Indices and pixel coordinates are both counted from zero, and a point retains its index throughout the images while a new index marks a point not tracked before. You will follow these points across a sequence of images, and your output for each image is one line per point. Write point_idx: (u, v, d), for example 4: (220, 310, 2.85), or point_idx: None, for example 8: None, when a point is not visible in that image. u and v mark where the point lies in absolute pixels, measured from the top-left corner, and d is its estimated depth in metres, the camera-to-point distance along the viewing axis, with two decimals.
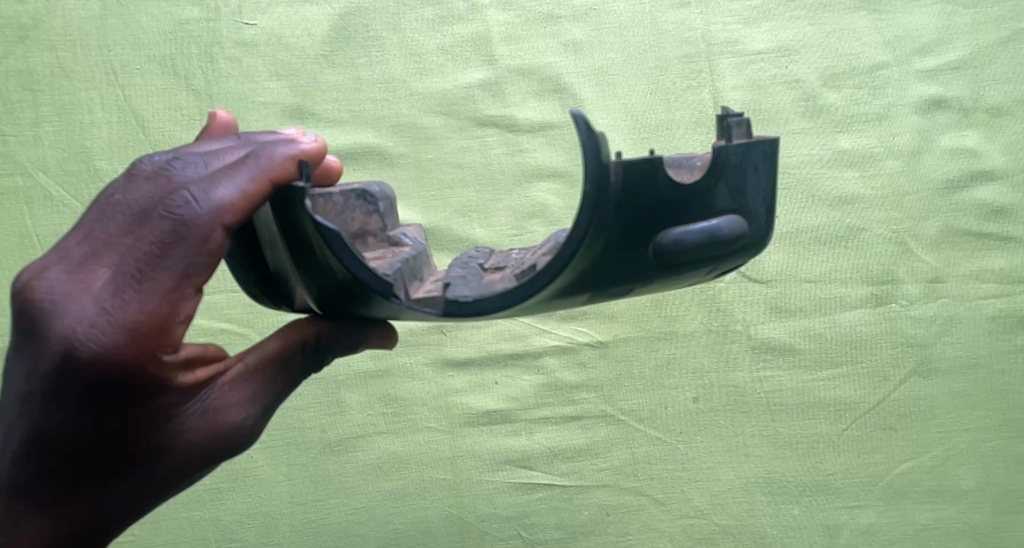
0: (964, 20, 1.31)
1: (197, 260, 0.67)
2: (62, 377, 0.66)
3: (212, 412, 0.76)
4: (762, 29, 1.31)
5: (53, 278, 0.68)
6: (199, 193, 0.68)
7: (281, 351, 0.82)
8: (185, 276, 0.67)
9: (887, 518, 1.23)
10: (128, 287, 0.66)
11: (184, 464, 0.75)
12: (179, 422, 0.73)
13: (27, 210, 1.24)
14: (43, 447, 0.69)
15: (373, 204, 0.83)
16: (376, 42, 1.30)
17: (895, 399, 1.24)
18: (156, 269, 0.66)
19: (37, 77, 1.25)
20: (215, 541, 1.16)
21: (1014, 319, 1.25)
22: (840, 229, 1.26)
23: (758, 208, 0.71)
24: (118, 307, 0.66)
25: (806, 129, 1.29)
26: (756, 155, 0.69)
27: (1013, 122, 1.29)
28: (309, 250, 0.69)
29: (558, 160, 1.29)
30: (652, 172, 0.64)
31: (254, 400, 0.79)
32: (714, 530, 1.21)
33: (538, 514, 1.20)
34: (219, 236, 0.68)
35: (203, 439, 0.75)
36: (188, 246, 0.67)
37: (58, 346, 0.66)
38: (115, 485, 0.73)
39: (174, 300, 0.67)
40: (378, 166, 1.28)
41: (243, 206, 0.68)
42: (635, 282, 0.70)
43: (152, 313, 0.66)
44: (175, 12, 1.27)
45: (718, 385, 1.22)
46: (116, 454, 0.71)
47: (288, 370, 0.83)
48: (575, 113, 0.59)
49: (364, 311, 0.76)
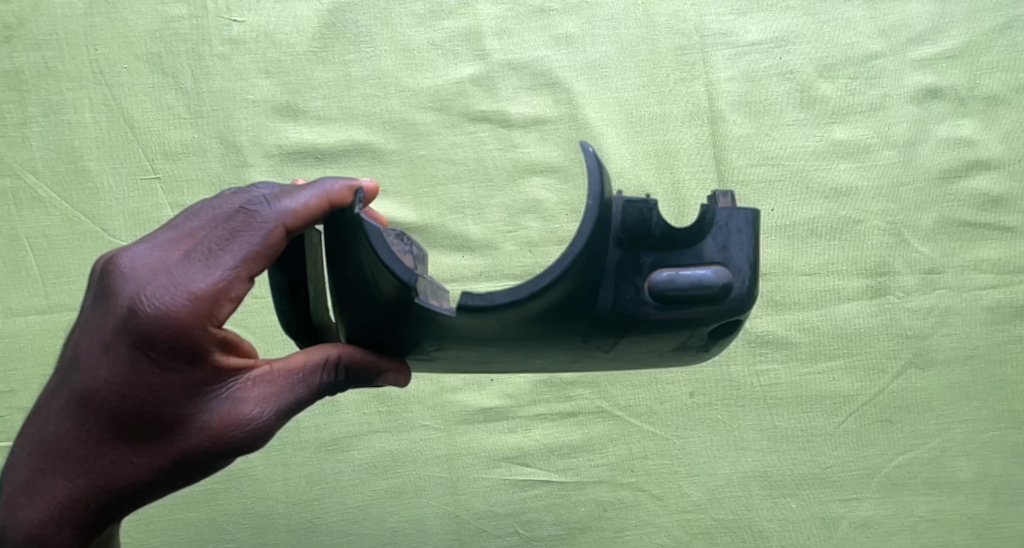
0: (958, 9, 1.31)
1: (258, 252, 0.70)
2: (115, 336, 0.68)
3: (230, 400, 0.72)
4: (755, 20, 1.31)
5: (130, 252, 0.70)
6: (272, 197, 0.72)
7: (308, 362, 0.76)
8: (244, 264, 0.69)
9: (886, 511, 1.19)
10: (194, 263, 0.69)
11: (194, 453, 0.71)
12: (199, 402, 0.70)
13: (16, 211, 1.21)
14: (80, 408, 0.70)
15: (408, 245, 0.74)
16: (366, 38, 1.29)
17: (893, 391, 1.22)
18: (222, 252, 0.69)
19: (24, 77, 1.24)
20: (209, 541, 1.14)
21: (1011, 310, 1.24)
22: (836, 221, 1.26)
23: (749, 270, 0.68)
24: (181, 278, 0.68)
25: (799, 121, 1.28)
26: (741, 220, 0.68)
27: (1010, 110, 1.28)
28: (350, 255, 0.70)
29: (552, 154, 1.27)
30: (646, 216, 0.65)
31: (274, 401, 0.74)
32: (711, 525, 1.18)
33: (535, 512, 1.17)
34: (280, 236, 0.71)
35: (216, 426, 0.71)
36: (253, 236, 0.70)
37: (119, 307, 0.68)
38: (123, 463, 0.71)
39: (230, 282, 0.68)
40: (369, 163, 1.25)
41: (306, 214, 0.71)
42: (623, 329, 0.69)
43: (207, 288, 0.67)
44: (163, 11, 1.27)
45: (714, 379, 1.22)
46: (135, 425, 0.69)
47: (311, 385, 0.76)
48: (585, 146, 0.63)
49: (396, 331, 0.74)
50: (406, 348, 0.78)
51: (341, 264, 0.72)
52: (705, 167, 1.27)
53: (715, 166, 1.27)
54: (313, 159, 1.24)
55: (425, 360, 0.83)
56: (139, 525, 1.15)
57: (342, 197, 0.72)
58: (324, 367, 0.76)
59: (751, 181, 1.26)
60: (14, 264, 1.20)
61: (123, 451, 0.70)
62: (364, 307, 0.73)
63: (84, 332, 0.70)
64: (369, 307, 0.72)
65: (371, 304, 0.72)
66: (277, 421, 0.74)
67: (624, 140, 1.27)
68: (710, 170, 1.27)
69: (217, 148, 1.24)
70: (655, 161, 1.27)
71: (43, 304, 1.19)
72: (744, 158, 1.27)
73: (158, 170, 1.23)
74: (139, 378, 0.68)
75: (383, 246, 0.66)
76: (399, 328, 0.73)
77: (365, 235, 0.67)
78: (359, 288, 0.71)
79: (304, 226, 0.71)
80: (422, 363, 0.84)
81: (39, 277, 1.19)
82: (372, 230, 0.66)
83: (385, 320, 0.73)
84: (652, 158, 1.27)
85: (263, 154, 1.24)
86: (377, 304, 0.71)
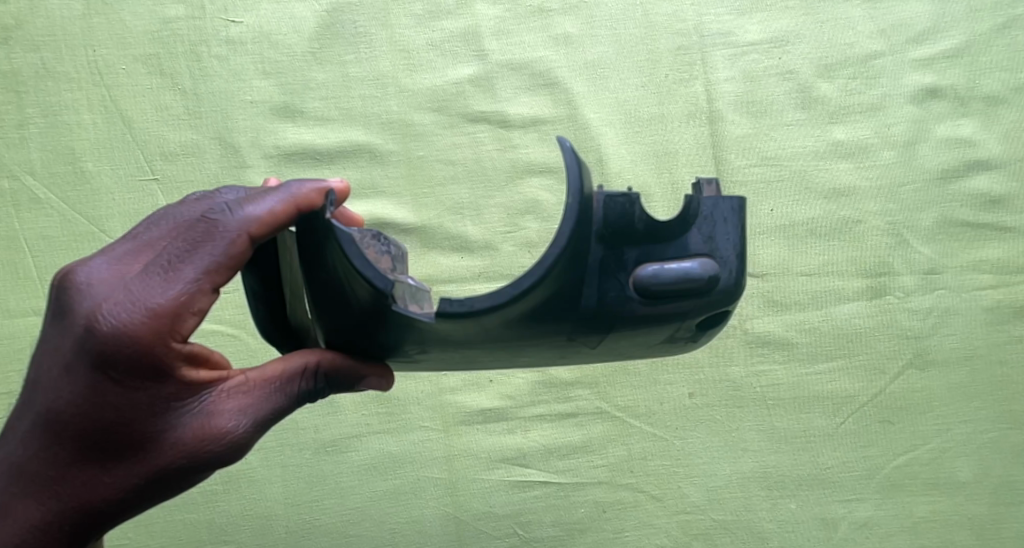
0: (958, 8, 1.30)
1: (220, 263, 0.69)
2: (75, 356, 0.67)
3: (204, 413, 0.72)
4: (754, 20, 1.31)
5: (86, 267, 0.70)
6: (234, 204, 0.71)
7: (285, 370, 0.77)
8: (206, 276, 0.69)
9: (885, 512, 1.19)
10: (153, 277, 0.68)
11: (169, 469, 0.71)
12: (170, 418, 0.70)
13: (15, 213, 1.21)
14: (45, 430, 0.69)
15: (385, 245, 0.75)
16: (365, 39, 1.28)
17: (893, 392, 1.22)
18: (182, 264, 0.69)
19: (21, 78, 1.23)
20: (208, 543, 1.14)
21: (1011, 310, 1.24)
22: (835, 221, 1.26)
23: (735, 260, 0.68)
24: (139, 293, 0.67)
25: (799, 121, 1.28)
26: (727, 210, 0.68)
27: (1010, 110, 1.28)
28: (323, 259, 0.70)
29: (550, 155, 1.27)
30: (629, 212, 0.65)
31: (250, 412, 0.74)
32: (711, 526, 1.18)
33: (534, 513, 1.17)
34: (244, 245, 0.70)
35: (190, 441, 0.71)
36: (214, 247, 0.69)
37: (76, 326, 0.68)
38: (95, 483, 0.70)
39: (191, 296, 0.68)
40: (367, 164, 1.25)
41: (271, 222, 0.70)
42: (607, 326, 0.69)
43: (166, 303, 0.67)
44: (161, 11, 1.27)
45: (714, 380, 1.21)
46: (104, 446, 0.69)
47: (288, 393, 0.77)
48: (563, 141, 0.62)
49: (376, 336, 0.74)
50: (386, 352, 0.78)
51: (313, 268, 0.71)
52: (703, 167, 1.27)
53: (713, 166, 1.27)
54: (312, 160, 1.25)
55: (409, 361, 0.82)
56: (138, 528, 1.15)
57: (310, 200, 0.71)
58: (303, 374, 0.77)
59: (750, 182, 1.26)
60: (12, 266, 1.19)
61: (94, 471, 0.70)
62: (341, 312, 0.73)
63: (45, 353, 0.70)
64: (345, 310, 0.72)
65: (348, 307, 0.71)
66: (255, 431, 0.75)
67: (623, 140, 1.27)
68: (708, 171, 1.27)
69: (216, 149, 1.24)
70: (653, 161, 1.27)
71: (40, 305, 1.18)
72: (742, 158, 1.27)
73: (155, 171, 1.23)
74: (103, 397, 0.68)
75: (356, 252, 0.66)
76: (378, 332, 0.73)
77: (337, 242, 0.66)
78: (335, 292, 0.71)
79: (269, 233, 0.71)
80: (409, 362, 0.84)
81: (36, 278, 1.19)
82: (344, 236, 0.66)
83: (364, 324, 0.73)
84: (651, 159, 1.27)
85: (262, 155, 1.24)
86: (354, 307, 0.71)
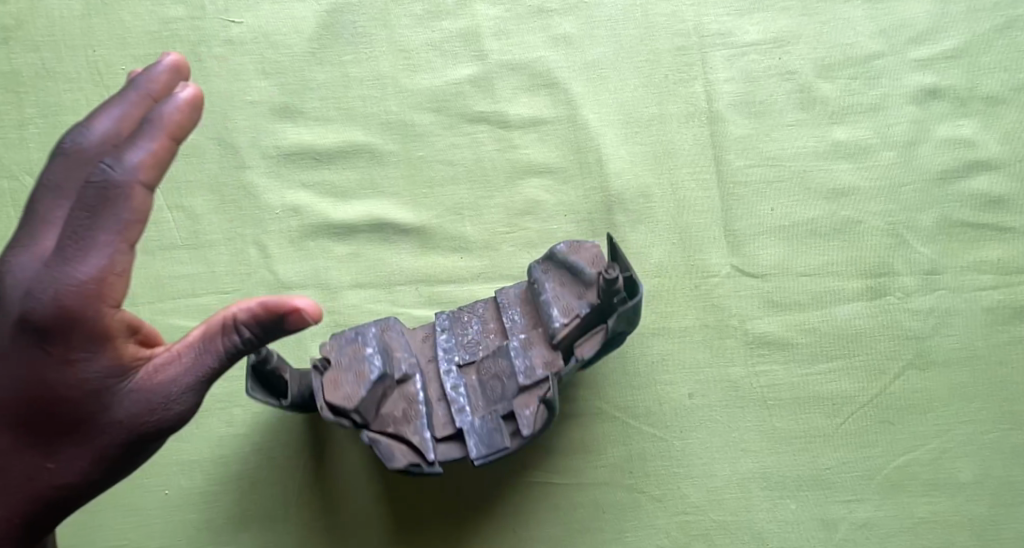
0: (958, 8, 1.30)
1: (124, 233, 0.76)
2: (11, 347, 0.78)
3: (143, 383, 0.82)
4: (754, 20, 1.31)
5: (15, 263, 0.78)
6: (112, 162, 0.75)
7: (207, 330, 0.82)
8: (115, 252, 0.76)
9: (886, 513, 1.19)
10: (60, 263, 0.75)
11: (120, 442, 0.82)
12: (104, 393, 0.80)
13: (14, 213, 1.21)
14: (14, 419, 0.80)
15: None
16: (365, 39, 1.28)
17: (893, 393, 1.22)
18: (78, 244, 0.75)
19: (22, 79, 1.23)
20: (207, 543, 1.14)
21: (1012, 310, 1.23)
22: (835, 221, 1.26)
23: None
24: (51, 279, 0.75)
25: (799, 121, 1.28)
26: None
27: (1011, 110, 1.28)
28: None
29: (550, 155, 1.27)
30: None
31: (188, 380, 0.83)
32: (710, 527, 1.18)
33: (534, 513, 1.17)
34: (137, 200, 0.76)
35: (140, 415, 0.82)
36: (110, 216, 0.75)
37: (9, 318, 0.78)
38: (45, 468, 0.82)
39: (103, 273, 0.75)
40: (367, 164, 1.25)
41: (151, 168, 0.76)
42: None
43: (83, 284, 0.75)
44: (161, 12, 1.27)
45: (714, 380, 1.21)
46: (54, 427, 0.80)
47: (215, 354, 0.82)
48: None
49: None
50: None
51: None
52: (703, 168, 1.27)
53: (713, 167, 1.27)
54: (311, 160, 1.25)
55: None
56: (138, 528, 1.14)
57: (174, 122, 0.76)
58: (224, 334, 0.82)
59: (749, 182, 1.27)
60: None
61: (54, 453, 0.81)
62: None
63: None
64: None
65: None
66: (195, 394, 0.83)
67: (623, 141, 1.27)
68: (708, 171, 1.27)
69: (216, 149, 1.24)
70: (653, 162, 1.27)
71: None
72: (742, 158, 1.27)
73: None
74: (33, 386, 0.78)
75: None
76: None
77: None
78: None
79: (157, 175, 0.76)
80: None
81: None
82: None
83: None
84: (651, 159, 1.27)
85: (262, 155, 1.24)
86: None
